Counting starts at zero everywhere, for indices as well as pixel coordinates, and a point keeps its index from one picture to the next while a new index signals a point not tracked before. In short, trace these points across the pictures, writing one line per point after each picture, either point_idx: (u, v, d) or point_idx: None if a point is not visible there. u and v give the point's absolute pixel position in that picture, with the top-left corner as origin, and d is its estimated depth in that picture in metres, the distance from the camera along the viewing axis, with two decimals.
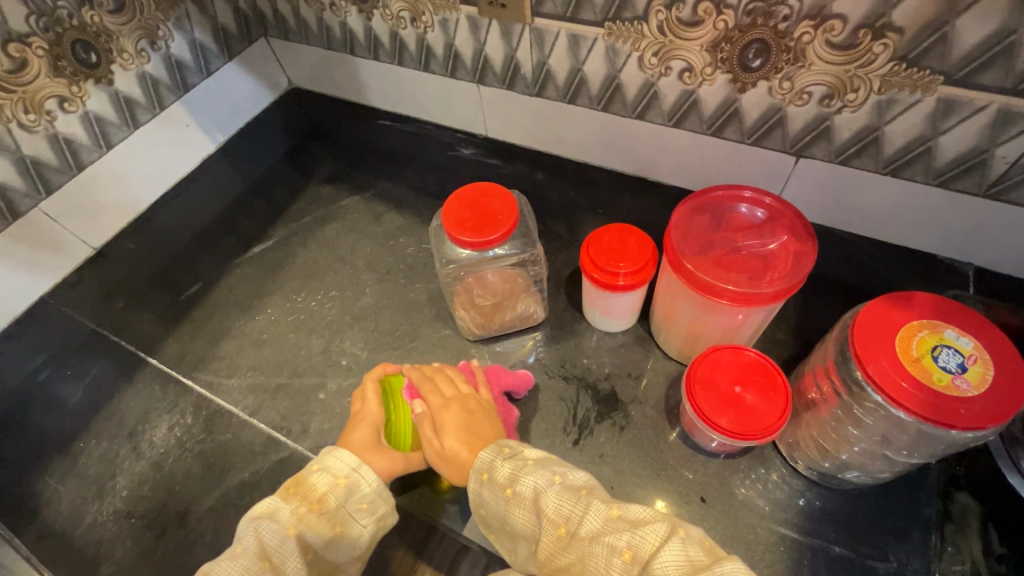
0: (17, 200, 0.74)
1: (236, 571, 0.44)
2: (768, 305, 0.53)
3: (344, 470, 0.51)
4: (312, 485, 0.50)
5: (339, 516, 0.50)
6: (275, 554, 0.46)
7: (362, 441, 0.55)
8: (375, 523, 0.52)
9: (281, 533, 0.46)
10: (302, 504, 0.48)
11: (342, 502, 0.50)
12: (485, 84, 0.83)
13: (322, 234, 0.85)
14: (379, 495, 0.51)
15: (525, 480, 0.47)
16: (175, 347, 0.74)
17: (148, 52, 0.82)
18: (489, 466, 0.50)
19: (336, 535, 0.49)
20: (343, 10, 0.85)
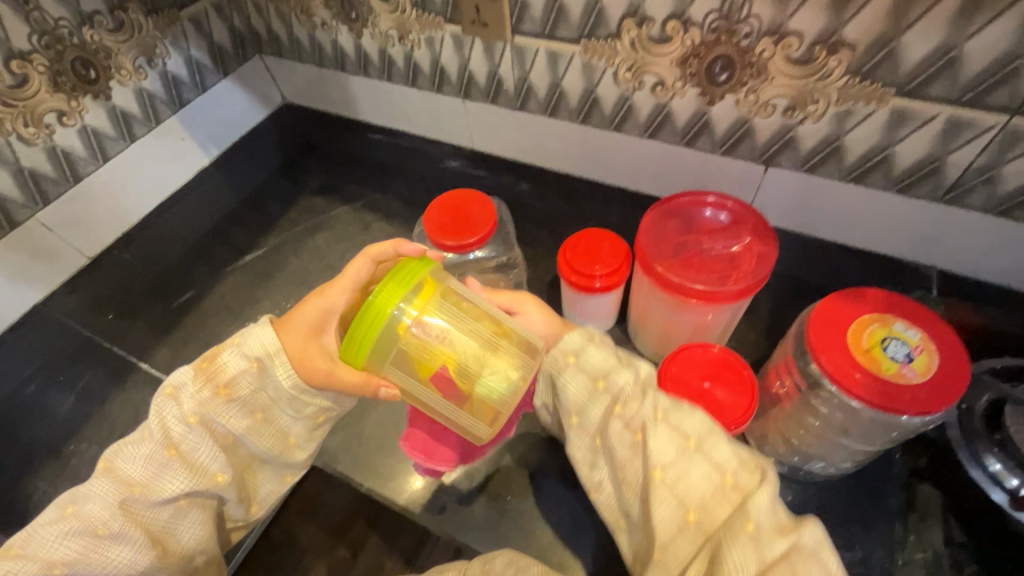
0: (15, 210, 0.77)
1: (144, 458, 0.49)
2: (733, 303, 0.55)
3: (254, 355, 0.50)
4: (222, 368, 0.50)
5: (249, 406, 0.51)
6: (182, 442, 0.49)
7: (304, 319, 0.52)
8: (292, 412, 0.53)
9: (186, 426, 0.49)
10: (206, 387, 0.50)
11: (256, 388, 0.51)
12: (470, 98, 0.87)
13: (312, 243, 0.87)
14: (296, 389, 0.52)
15: (620, 375, 0.49)
16: (168, 353, 0.76)
17: (145, 69, 0.85)
18: (578, 350, 0.52)
19: (249, 423, 0.51)
20: (334, 28, 0.89)
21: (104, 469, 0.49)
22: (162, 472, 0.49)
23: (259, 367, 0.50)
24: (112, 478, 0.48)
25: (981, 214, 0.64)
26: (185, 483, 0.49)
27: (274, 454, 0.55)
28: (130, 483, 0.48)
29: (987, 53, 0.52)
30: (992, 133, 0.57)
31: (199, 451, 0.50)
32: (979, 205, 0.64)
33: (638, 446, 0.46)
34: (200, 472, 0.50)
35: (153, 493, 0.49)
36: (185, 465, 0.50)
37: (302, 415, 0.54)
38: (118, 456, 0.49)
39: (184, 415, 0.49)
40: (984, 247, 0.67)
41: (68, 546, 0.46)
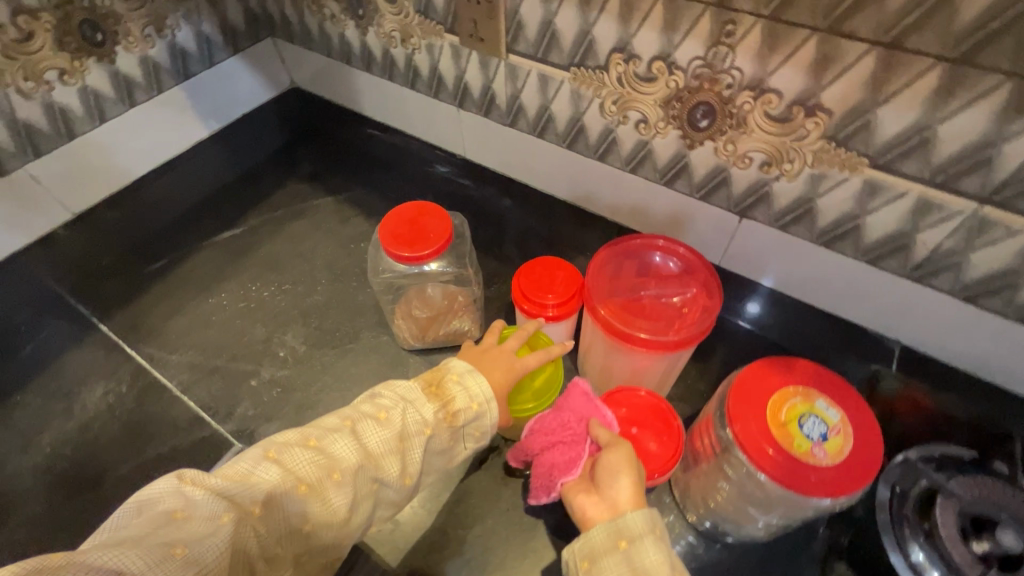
0: (5, 158, 0.78)
1: (380, 440, 0.49)
2: (671, 354, 0.55)
3: (480, 396, 0.53)
4: (451, 396, 0.53)
5: (455, 434, 0.54)
6: (409, 440, 0.50)
7: (501, 384, 0.56)
8: (472, 445, 0.55)
9: (424, 428, 0.51)
10: (439, 409, 0.52)
11: (465, 423, 0.53)
12: (465, 108, 0.87)
13: (290, 229, 0.88)
14: (489, 428, 0.55)
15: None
16: (130, 317, 0.77)
17: (153, 38, 0.87)
18: (635, 537, 0.45)
19: (449, 443, 0.54)
20: (342, 22, 0.90)
21: (344, 429, 0.49)
22: (387, 454, 0.49)
23: (485, 406, 0.54)
24: (354, 441, 0.48)
25: (944, 295, 0.63)
26: (393, 474, 0.50)
27: (440, 469, 0.56)
28: (366, 453, 0.48)
29: (961, 137, 0.51)
30: (962, 218, 0.56)
31: (410, 457, 0.50)
32: (945, 287, 0.62)
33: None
34: (406, 468, 0.50)
35: (378, 467, 0.49)
36: (401, 459, 0.50)
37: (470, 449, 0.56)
38: (357, 422, 0.50)
39: (420, 418, 0.51)
40: (947, 329, 0.66)
41: (308, 472, 0.46)
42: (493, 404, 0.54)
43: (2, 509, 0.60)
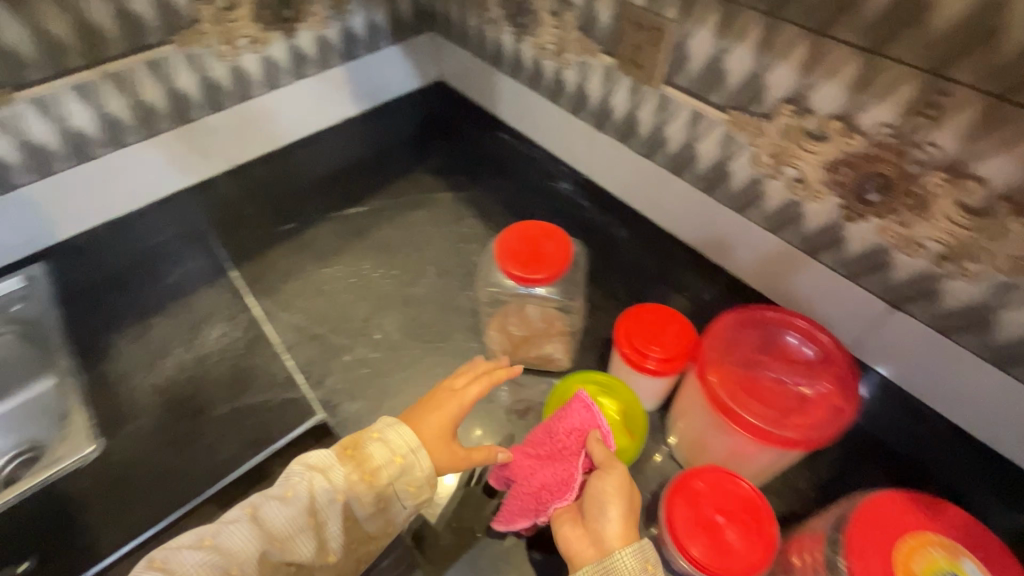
0: (192, 108, 0.89)
1: (286, 517, 0.50)
2: (780, 449, 0.49)
3: (402, 450, 0.54)
4: (368, 455, 0.54)
5: (381, 496, 0.54)
6: (320, 509, 0.51)
7: (445, 436, 0.57)
8: (410, 505, 0.55)
9: (333, 492, 0.52)
10: (354, 471, 0.53)
11: (392, 480, 0.54)
12: (601, 130, 0.85)
13: (410, 217, 0.91)
14: (427, 483, 0.55)
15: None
16: (256, 270, 0.84)
17: (332, 19, 0.95)
18: None
19: (374, 509, 0.54)
20: (501, 28, 0.92)
21: (245, 516, 0.50)
22: (295, 532, 0.51)
23: (407, 457, 0.54)
24: (254, 527, 0.49)
25: None
26: (308, 548, 0.51)
27: (385, 534, 0.56)
28: (271, 535, 0.50)
29: None
30: None
31: (326, 521, 0.52)
32: None
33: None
34: (320, 540, 0.52)
35: (286, 547, 0.51)
36: (315, 533, 0.52)
37: (413, 508, 0.56)
38: (259, 506, 0.51)
39: (331, 483, 0.52)
40: None
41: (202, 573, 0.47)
42: (423, 455, 0.55)
43: (124, 416, 0.68)
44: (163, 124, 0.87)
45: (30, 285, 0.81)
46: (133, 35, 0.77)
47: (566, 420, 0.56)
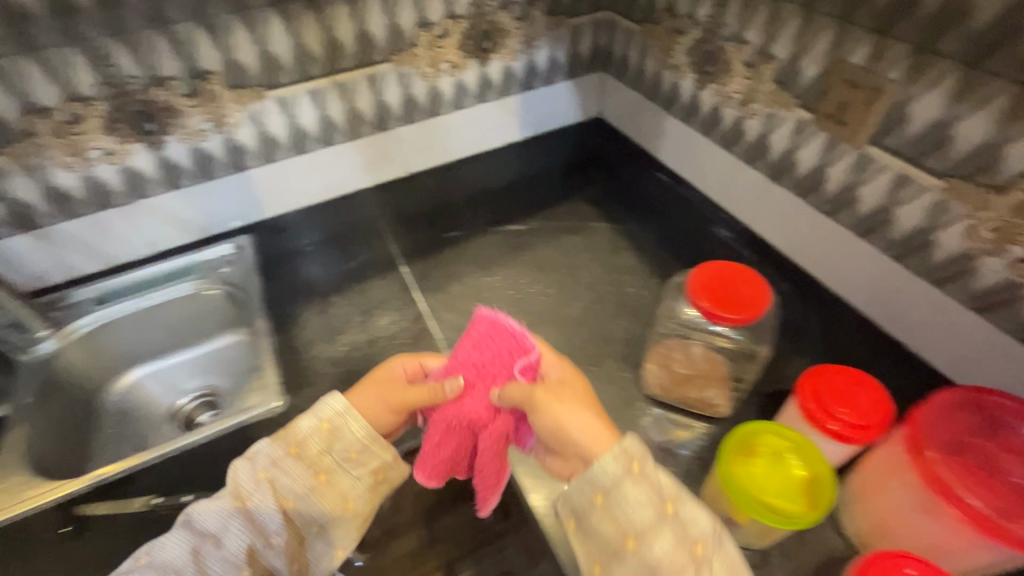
0: (390, 120, 0.99)
1: (213, 510, 0.56)
2: (1003, 550, 0.45)
3: (327, 415, 0.60)
4: (296, 431, 0.59)
5: (317, 466, 0.58)
6: (248, 499, 0.57)
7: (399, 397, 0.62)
8: (358, 474, 0.60)
9: (254, 473, 0.57)
10: (279, 447, 0.59)
11: (326, 450, 0.59)
12: (778, 182, 0.84)
13: (568, 241, 0.94)
14: (366, 447, 0.60)
15: (701, 523, 0.50)
16: (423, 269, 0.91)
17: (520, 53, 1.03)
18: (605, 490, 0.52)
19: (314, 485, 0.58)
20: (682, 74, 0.94)
21: (179, 522, 0.57)
22: (227, 526, 0.56)
23: (333, 420, 0.60)
24: (187, 528, 0.56)
25: None
26: (245, 538, 0.56)
27: (345, 514, 0.59)
28: (204, 531, 0.56)
29: None
30: None
31: (259, 508, 0.56)
32: None
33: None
34: (254, 529, 0.57)
35: (221, 542, 0.56)
36: (248, 520, 0.56)
37: (366, 479, 0.60)
38: (191, 509, 0.57)
39: (256, 464, 0.58)
40: None
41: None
42: (352, 416, 0.60)
43: (306, 380, 0.76)
44: (364, 131, 0.99)
45: (238, 253, 0.94)
46: (363, 53, 0.89)
47: (491, 346, 0.62)
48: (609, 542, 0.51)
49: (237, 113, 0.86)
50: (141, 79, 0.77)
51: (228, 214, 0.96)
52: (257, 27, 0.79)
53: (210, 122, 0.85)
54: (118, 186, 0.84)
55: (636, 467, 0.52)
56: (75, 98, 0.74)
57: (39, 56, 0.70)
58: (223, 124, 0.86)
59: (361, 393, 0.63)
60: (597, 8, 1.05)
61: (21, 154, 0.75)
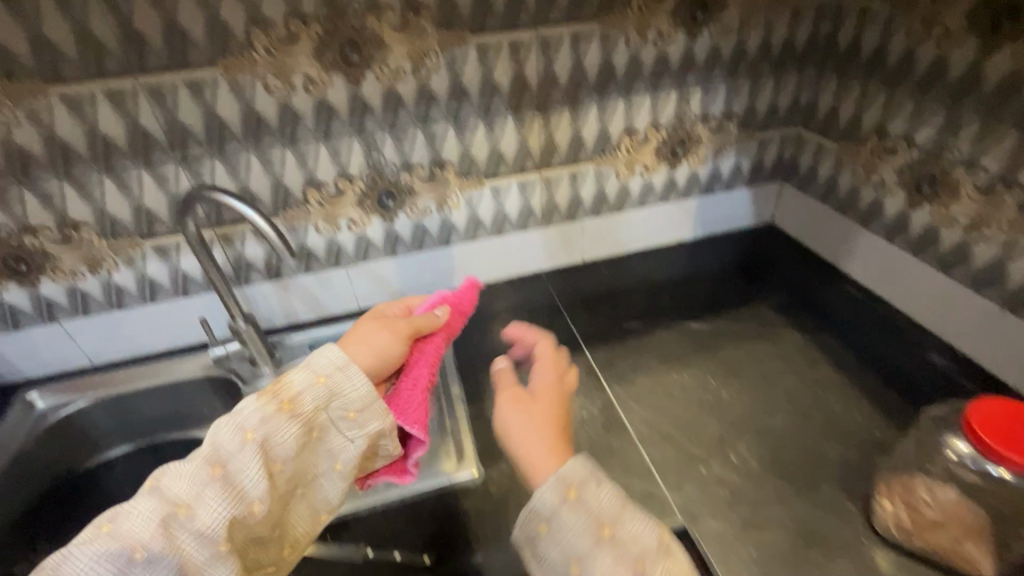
0: (579, 213, 1.07)
1: (187, 474, 0.52)
2: None
3: (325, 371, 0.59)
4: (288, 386, 0.57)
5: (310, 423, 0.57)
6: (228, 462, 0.53)
7: (394, 328, 0.67)
8: (352, 433, 0.59)
9: (244, 428, 0.54)
10: (271, 403, 0.55)
11: (323, 409, 0.58)
12: (1017, 313, 0.79)
13: (756, 347, 0.91)
14: (365, 406, 0.59)
15: (647, 543, 0.47)
16: (607, 356, 0.92)
17: (708, 160, 1.08)
18: (544, 519, 0.48)
19: (304, 441, 0.56)
20: (889, 191, 0.93)
21: (146, 488, 0.52)
22: (203, 493, 0.51)
23: (332, 378, 0.58)
24: (158, 494, 0.51)
25: None
26: (223, 507, 0.51)
27: (333, 469, 0.58)
28: (176, 500, 0.51)
29: None
30: None
31: (242, 471, 0.52)
32: None
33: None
34: (234, 498, 0.52)
35: (195, 510, 0.51)
36: (226, 487, 0.52)
37: (360, 442, 0.59)
38: (162, 476, 0.53)
39: (242, 421, 0.54)
40: None
41: (108, 546, 0.49)
42: (353, 372, 0.59)
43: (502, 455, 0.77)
44: (555, 220, 1.06)
45: None
46: (572, 153, 0.98)
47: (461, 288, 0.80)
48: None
49: (458, 196, 0.96)
50: (396, 165, 0.89)
51: (421, 281, 1.04)
52: (494, 127, 0.91)
53: (434, 203, 0.96)
54: (350, 250, 0.97)
55: (577, 488, 0.48)
56: (342, 176, 0.88)
57: (329, 143, 0.84)
58: (444, 205, 0.97)
59: (354, 340, 0.65)
60: (787, 123, 1.08)
61: (290, 217, 0.90)
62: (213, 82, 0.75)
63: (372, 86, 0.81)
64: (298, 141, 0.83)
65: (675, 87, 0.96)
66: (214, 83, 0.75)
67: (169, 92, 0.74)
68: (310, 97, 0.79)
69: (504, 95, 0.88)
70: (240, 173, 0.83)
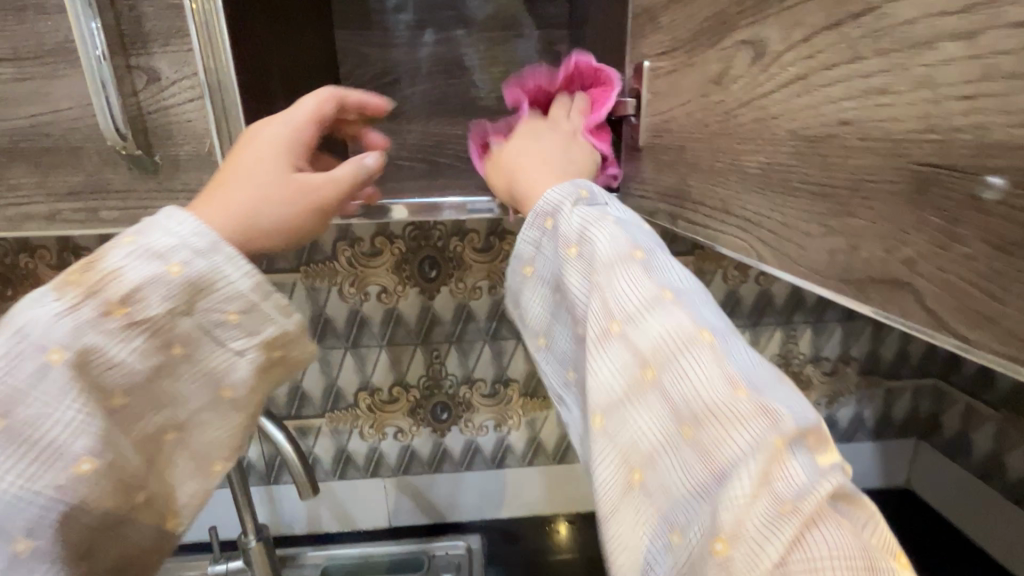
0: None
1: None
2: None
3: (180, 258, 0.33)
4: (107, 275, 0.31)
5: (161, 333, 0.32)
6: (14, 410, 0.30)
7: (283, 183, 0.39)
8: (238, 345, 0.35)
9: (37, 358, 0.30)
10: (86, 304, 0.31)
11: (189, 310, 0.33)
12: None
13: None
14: (260, 306, 0.35)
15: (700, 301, 0.33)
16: None
17: (821, 406, 0.90)
18: (518, 289, 0.42)
19: (154, 358, 0.32)
20: None
21: None
22: None
23: (192, 266, 0.33)
24: None
25: None
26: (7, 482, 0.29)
27: (216, 404, 0.35)
28: None
29: None
30: None
31: (42, 415, 0.30)
32: None
33: (794, 443, 0.27)
34: (26, 474, 0.30)
35: None
36: (15, 447, 0.30)
37: (255, 356, 0.36)
38: None
39: (28, 345, 0.30)
40: None
41: None
42: (239, 263, 0.34)
43: None
44: None
45: (468, 558, 0.84)
46: None
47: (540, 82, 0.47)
48: (577, 290, 0.35)
49: (520, 417, 0.85)
50: (456, 378, 0.82)
51: (465, 504, 0.89)
52: None
53: (493, 422, 0.85)
54: (391, 461, 0.86)
55: (619, 214, 0.37)
56: (399, 383, 0.81)
57: (392, 350, 0.79)
58: (504, 425, 0.85)
59: (211, 198, 0.37)
60: (923, 372, 0.90)
61: (336, 419, 0.82)
62: (292, 285, 0.75)
63: (445, 300, 0.77)
64: (360, 345, 0.79)
65: (780, 325, 0.85)
66: (292, 286, 0.75)
67: None
68: (381, 306, 0.77)
69: None
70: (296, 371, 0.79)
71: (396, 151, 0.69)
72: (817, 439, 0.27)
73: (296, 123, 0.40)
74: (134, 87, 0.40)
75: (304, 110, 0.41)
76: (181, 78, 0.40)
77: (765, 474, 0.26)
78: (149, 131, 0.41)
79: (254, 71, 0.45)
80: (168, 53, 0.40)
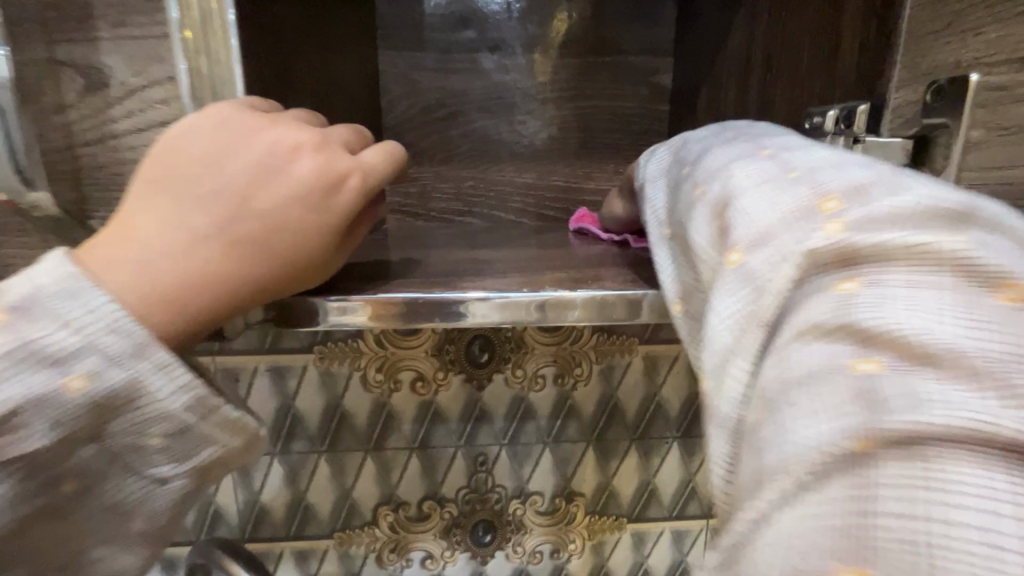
0: None
1: None
2: None
3: (76, 360, 0.24)
4: None
5: (42, 470, 0.25)
6: None
7: (239, 250, 0.27)
8: (160, 473, 0.27)
9: None
10: None
11: (95, 430, 0.25)
12: None
13: None
14: (187, 425, 0.26)
15: (731, 151, 0.29)
16: None
17: None
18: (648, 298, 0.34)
19: (32, 495, 0.25)
20: None
21: None
22: None
23: (99, 380, 0.24)
24: None
25: None
26: None
27: (123, 534, 0.28)
28: None
29: None
30: None
31: None
32: None
33: (806, 225, 0.22)
34: None
35: None
36: None
37: (187, 484, 0.28)
38: None
39: None
40: None
41: None
42: (160, 360, 0.25)
43: None
44: None
45: None
46: None
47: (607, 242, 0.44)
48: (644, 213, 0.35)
49: (584, 542, 0.66)
50: (507, 491, 0.63)
51: None
52: (650, 456, 0.64)
53: (549, 547, 0.66)
54: None
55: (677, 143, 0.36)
56: (431, 497, 0.63)
57: (425, 454, 0.61)
58: (562, 552, 0.66)
59: (124, 262, 0.25)
60: None
61: (346, 542, 0.63)
62: (301, 370, 0.57)
63: (498, 393, 0.60)
64: (385, 449, 0.61)
65: None
66: (302, 371, 0.57)
67: (246, 377, 0.57)
68: (416, 397, 0.59)
69: (672, 418, 0.63)
70: (300, 478, 0.61)
71: (444, 203, 0.55)
72: (859, 196, 0.21)
73: (280, 157, 0.28)
74: (62, 100, 0.30)
75: (295, 139, 0.28)
76: (139, 85, 0.30)
77: (762, 280, 0.22)
78: (82, 169, 0.31)
79: (257, 79, 0.33)
80: (124, 46, 0.30)
